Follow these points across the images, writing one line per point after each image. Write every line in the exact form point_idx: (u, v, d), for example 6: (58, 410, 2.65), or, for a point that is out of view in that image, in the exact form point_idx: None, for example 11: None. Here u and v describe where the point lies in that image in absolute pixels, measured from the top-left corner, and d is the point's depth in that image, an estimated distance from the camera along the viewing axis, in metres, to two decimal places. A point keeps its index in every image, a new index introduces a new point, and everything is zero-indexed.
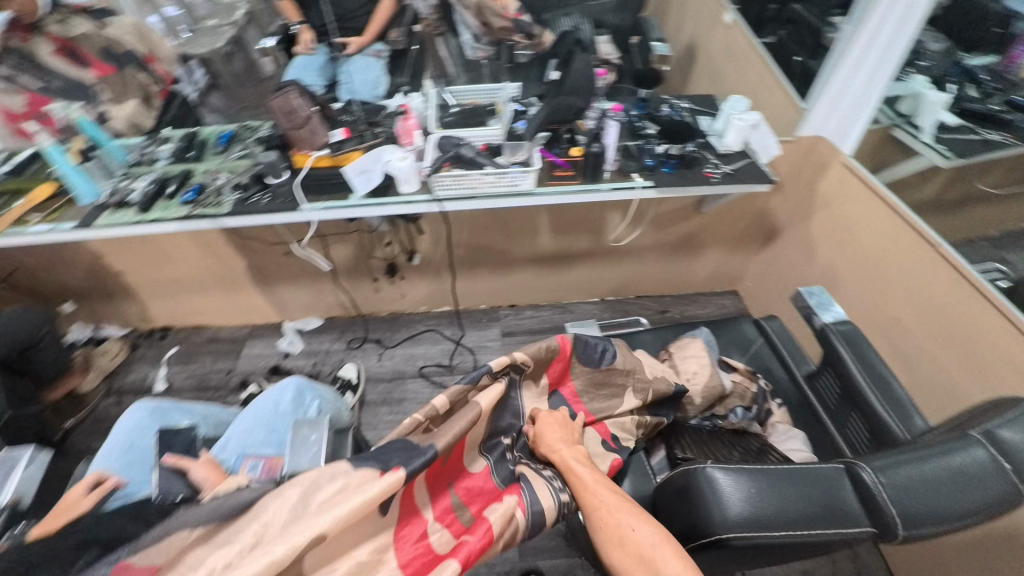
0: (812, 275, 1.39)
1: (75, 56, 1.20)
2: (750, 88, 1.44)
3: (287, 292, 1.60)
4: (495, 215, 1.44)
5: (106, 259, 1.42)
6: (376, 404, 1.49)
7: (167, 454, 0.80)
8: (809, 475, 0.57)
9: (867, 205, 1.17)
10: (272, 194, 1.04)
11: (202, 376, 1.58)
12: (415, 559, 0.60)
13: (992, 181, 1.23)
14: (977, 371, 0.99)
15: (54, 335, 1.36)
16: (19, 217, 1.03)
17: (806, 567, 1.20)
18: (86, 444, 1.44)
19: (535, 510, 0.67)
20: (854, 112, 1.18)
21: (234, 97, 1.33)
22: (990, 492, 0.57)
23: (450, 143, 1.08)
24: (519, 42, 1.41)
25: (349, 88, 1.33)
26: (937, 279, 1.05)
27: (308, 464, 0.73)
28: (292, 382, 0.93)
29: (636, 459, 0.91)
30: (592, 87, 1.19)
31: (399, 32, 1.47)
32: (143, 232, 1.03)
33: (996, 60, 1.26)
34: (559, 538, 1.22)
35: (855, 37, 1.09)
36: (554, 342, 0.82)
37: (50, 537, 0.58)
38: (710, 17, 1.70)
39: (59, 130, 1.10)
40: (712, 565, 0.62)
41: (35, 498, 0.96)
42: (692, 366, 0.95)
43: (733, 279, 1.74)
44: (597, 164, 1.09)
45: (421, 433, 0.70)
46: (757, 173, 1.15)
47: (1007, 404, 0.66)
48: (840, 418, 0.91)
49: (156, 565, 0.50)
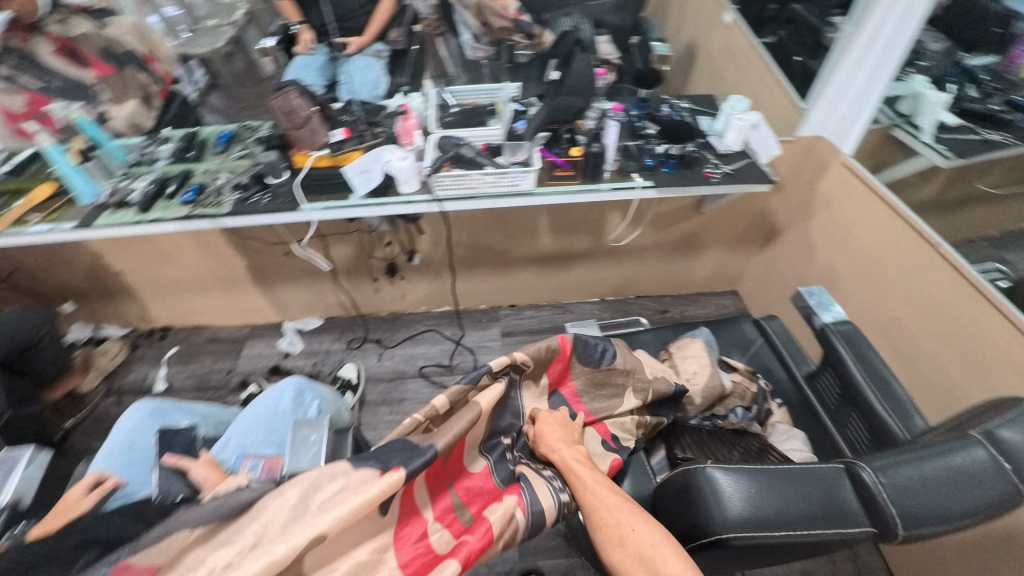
0: (812, 275, 1.39)
1: (76, 56, 1.20)
2: (750, 88, 1.44)
3: (287, 292, 1.60)
4: (495, 215, 1.44)
5: (106, 259, 1.42)
6: (376, 404, 1.49)
7: (167, 454, 0.80)
8: (810, 475, 0.57)
9: (867, 205, 1.17)
10: (272, 194, 1.04)
11: (202, 376, 1.58)
12: (415, 559, 0.59)
13: (992, 181, 1.23)
14: (977, 371, 0.99)
15: (54, 335, 1.36)
16: (19, 217, 1.03)
17: (806, 567, 1.20)
18: (86, 444, 1.44)
19: (535, 510, 0.67)
20: (854, 112, 1.18)
21: (234, 97, 1.33)
22: (990, 492, 0.57)
23: (450, 143, 1.08)
24: (519, 42, 1.41)
25: (349, 88, 1.33)
26: (937, 279, 1.05)
27: (308, 464, 0.73)
28: (292, 382, 0.93)
29: (636, 459, 0.91)
30: (592, 87, 1.19)
31: (399, 32, 1.47)
32: (143, 233, 1.03)
33: (996, 60, 1.26)
34: (559, 538, 1.22)
35: (855, 37, 1.09)
36: (554, 342, 0.82)
37: (50, 537, 0.58)
38: (710, 17, 1.70)
39: (59, 130, 1.10)
40: (712, 566, 0.62)
41: (35, 498, 0.96)
42: (692, 366, 0.95)
43: (733, 279, 1.74)
44: (597, 164, 1.09)
45: (421, 433, 0.70)
46: (757, 173, 1.15)
47: (1007, 404, 0.66)
48: (841, 418, 0.91)
49: (156, 565, 0.50)
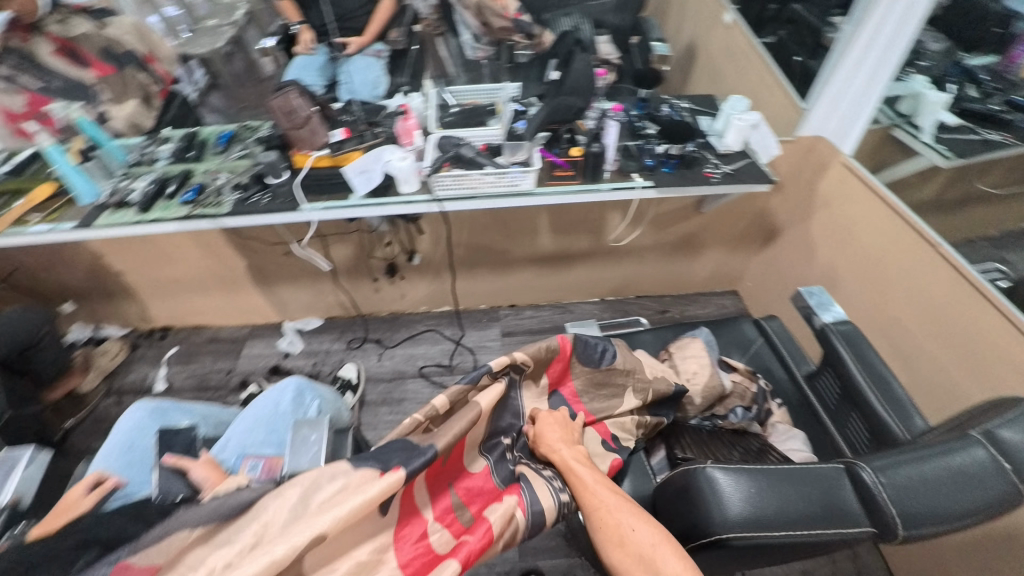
0: (812, 275, 1.39)
1: (75, 56, 1.20)
2: (750, 88, 1.44)
3: (287, 292, 1.60)
4: (495, 215, 1.44)
5: (106, 259, 1.42)
6: (376, 404, 1.49)
7: (167, 454, 0.80)
8: (809, 475, 0.57)
9: (867, 205, 1.17)
10: (272, 194, 1.04)
11: (202, 376, 1.58)
12: (415, 559, 0.59)
13: (992, 181, 1.23)
14: (977, 371, 0.99)
15: (54, 335, 1.36)
16: (19, 217, 1.03)
17: (806, 567, 1.20)
18: (86, 444, 1.44)
19: (535, 510, 0.67)
20: (854, 112, 1.18)
21: (234, 97, 1.33)
22: (990, 492, 0.57)
23: (450, 143, 1.08)
24: (519, 42, 1.41)
25: (349, 88, 1.33)
26: (937, 279, 1.05)
27: (308, 464, 0.73)
28: (292, 382, 0.93)
29: (636, 459, 0.91)
30: (592, 87, 1.19)
31: (399, 32, 1.47)
32: (143, 232, 1.03)
33: (996, 60, 1.26)
34: (559, 538, 1.22)
35: (855, 37, 1.09)
36: (554, 342, 0.82)
37: (50, 537, 0.58)
38: (710, 17, 1.70)
39: (59, 130, 1.10)
40: (712, 566, 0.62)
41: (35, 499, 0.96)
42: (692, 366, 0.95)
43: (733, 279, 1.74)
44: (597, 164, 1.09)
45: (421, 433, 0.70)
46: (757, 173, 1.15)
47: (1007, 404, 0.66)
48: (840, 418, 0.91)
49: (156, 565, 0.50)
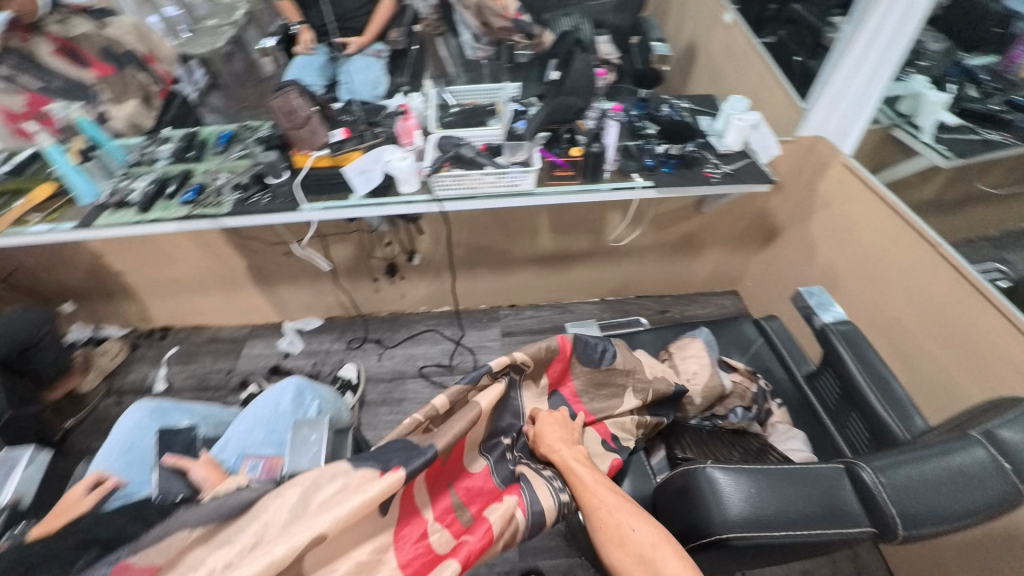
0: (812, 275, 1.39)
1: (75, 56, 1.19)
2: (749, 88, 1.44)
3: (287, 292, 1.60)
4: (495, 215, 1.44)
5: (106, 259, 1.42)
6: (376, 404, 1.49)
7: (167, 454, 0.80)
8: (810, 475, 0.57)
9: (867, 205, 1.17)
10: (272, 194, 1.04)
11: (202, 376, 1.58)
12: (415, 559, 0.59)
13: (992, 181, 1.23)
14: (977, 371, 0.99)
15: (54, 334, 1.36)
16: (19, 217, 1.03)
17: (806, 567, 1.20)
18: (86, 443, 1.44)
19: (535, 510, 0.67)
20: (854, 112, 1.18)
21: (234, 97, 1.33)
22: (990, 492, 0.57)
23: (450, 143, 1.08)
24: (519, 42, 1.41)
25: (349, 88, 1.33)
26: (937, 279, 1.05)
27: (308, 464, 0.73)
28: (292, 382, 0.93)
29: (636, 459, 0.91)
30: (592, 87, 1.19)
31: (399, 32, 1.47)
32: (143, 232, 1.03)
33: (996, 60, 1.26)
34: (559, 538, 1.22)
35: (855, 37, 1.09)
36: (554, 342, 0.82)
37: (50, 537, 0.58)
38: (710, 17, 1.69)
39: (59, 130, 1.10)
40: (712, 566, 0.62)
41: (35, 498, 0.96)
42: (692, 366, 0.95)
43: (733, 279, 1.74)
44: (597, 164, 1.09)
45: (421, 433, 0.70)
46: (757, 173, 1.15)
47: (1007, 404, 0.66)
48: (841, 418, 0.91)
49: (156, 565, 0.50)
